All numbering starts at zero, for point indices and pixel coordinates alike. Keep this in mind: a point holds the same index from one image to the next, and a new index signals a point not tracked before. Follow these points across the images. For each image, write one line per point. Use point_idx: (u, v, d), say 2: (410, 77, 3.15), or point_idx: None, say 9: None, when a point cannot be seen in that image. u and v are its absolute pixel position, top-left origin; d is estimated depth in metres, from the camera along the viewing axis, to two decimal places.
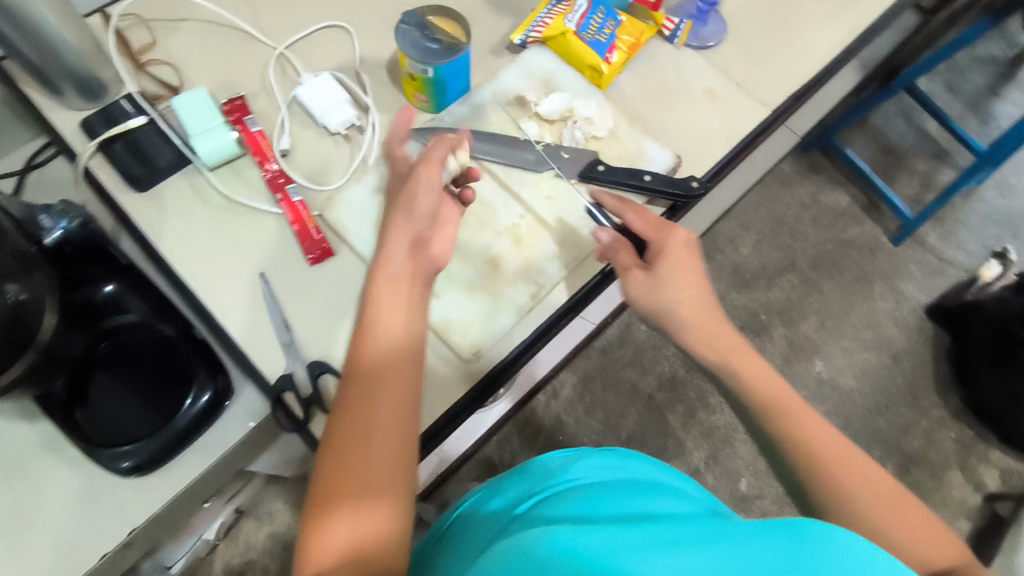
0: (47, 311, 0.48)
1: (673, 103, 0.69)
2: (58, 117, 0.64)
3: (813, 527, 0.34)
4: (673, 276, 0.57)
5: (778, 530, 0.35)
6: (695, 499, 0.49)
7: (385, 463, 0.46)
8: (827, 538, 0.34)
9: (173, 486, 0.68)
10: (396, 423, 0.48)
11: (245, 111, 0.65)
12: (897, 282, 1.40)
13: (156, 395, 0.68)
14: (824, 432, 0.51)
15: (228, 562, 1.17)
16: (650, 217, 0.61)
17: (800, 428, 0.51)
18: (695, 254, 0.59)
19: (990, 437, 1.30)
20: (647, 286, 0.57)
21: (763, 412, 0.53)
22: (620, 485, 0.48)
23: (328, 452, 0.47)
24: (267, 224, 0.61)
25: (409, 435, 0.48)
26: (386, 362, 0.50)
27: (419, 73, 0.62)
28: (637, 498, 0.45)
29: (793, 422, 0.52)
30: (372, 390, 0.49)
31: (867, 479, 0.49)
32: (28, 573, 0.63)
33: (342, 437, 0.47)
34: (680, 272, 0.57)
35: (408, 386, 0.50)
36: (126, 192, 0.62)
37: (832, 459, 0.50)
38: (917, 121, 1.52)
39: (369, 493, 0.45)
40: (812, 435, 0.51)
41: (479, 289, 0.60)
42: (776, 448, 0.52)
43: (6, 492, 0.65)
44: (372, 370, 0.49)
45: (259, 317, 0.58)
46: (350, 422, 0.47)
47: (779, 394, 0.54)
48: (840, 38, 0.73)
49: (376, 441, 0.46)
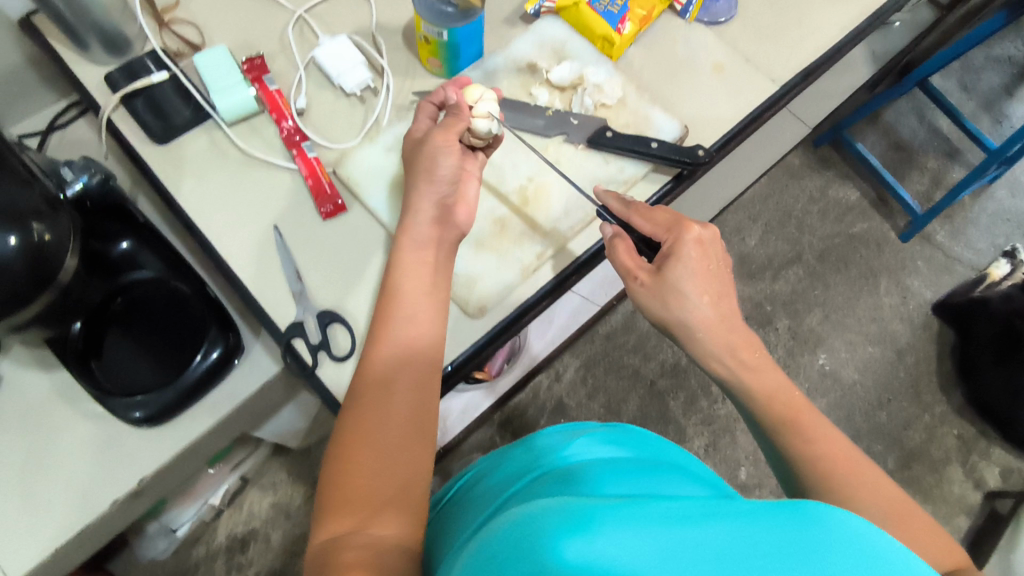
0: (68, 252, 0.50)
1: (682, 77, 0.70)
2: (84, 73, 0.66)
3: (813, 505, 0.28)
4: (682, 278, 0.54)
5: (778, 511, 0.29)
6: (708, 480, 0.50)
7: (397, 450, 0.48)
8: (827, 518, 0.28)
9: (181, 440, 0.69)
10: (409, 412, 0.50)
11: (264, 71, 0.66)
12: (903, 277, 1.40)
13: (167, 352, 0.69)
14: (829, 437, 0.51)
15: (232, 530, 1.19)
16: (659, 218, 0.58)
17: (798, 432, 0.51)
18: (706, 255, 0.56)
19: (992, 434, 1.29)
20: (653, 288, 0.55)
21: (764, 415, 0.53)
22: (624, 465, 0.46)
23: (340, 441, 0.48)
24: (282, 179, 0.63)
25: (421, 423, 0.50)
26: (399, 350, 0.52)
27: (434, 36, 0.63)
28: (640, 481, 0.43)
29: (791, 428, 0.52)
30: (386, 379, 0.51)
31: (866, 482, 0.48)
32: (41, 514, 0.65)
33: (354, 425, 0.48)
34: (689, 276, 0.54)
35: (420, 374, 0.52)
36: (147, 146, 0.64)
37: (833, 462, 0.49)
38: (930, 118, 1.51)
39: (382, 485, 0.46)
40: (812, 440, 0.50)
41: (485, 247, 0.62)
42: (777, 451, 0.52)
43: (22, 436, 0.67)
44: (386, 360, 0.51)
45: (271, 268, 0.60)
46: (362, 411, 0.49)
47: (781, 396, 0.54)
48: (849, 19, 0.74)
49: (387, 429, 0.48)
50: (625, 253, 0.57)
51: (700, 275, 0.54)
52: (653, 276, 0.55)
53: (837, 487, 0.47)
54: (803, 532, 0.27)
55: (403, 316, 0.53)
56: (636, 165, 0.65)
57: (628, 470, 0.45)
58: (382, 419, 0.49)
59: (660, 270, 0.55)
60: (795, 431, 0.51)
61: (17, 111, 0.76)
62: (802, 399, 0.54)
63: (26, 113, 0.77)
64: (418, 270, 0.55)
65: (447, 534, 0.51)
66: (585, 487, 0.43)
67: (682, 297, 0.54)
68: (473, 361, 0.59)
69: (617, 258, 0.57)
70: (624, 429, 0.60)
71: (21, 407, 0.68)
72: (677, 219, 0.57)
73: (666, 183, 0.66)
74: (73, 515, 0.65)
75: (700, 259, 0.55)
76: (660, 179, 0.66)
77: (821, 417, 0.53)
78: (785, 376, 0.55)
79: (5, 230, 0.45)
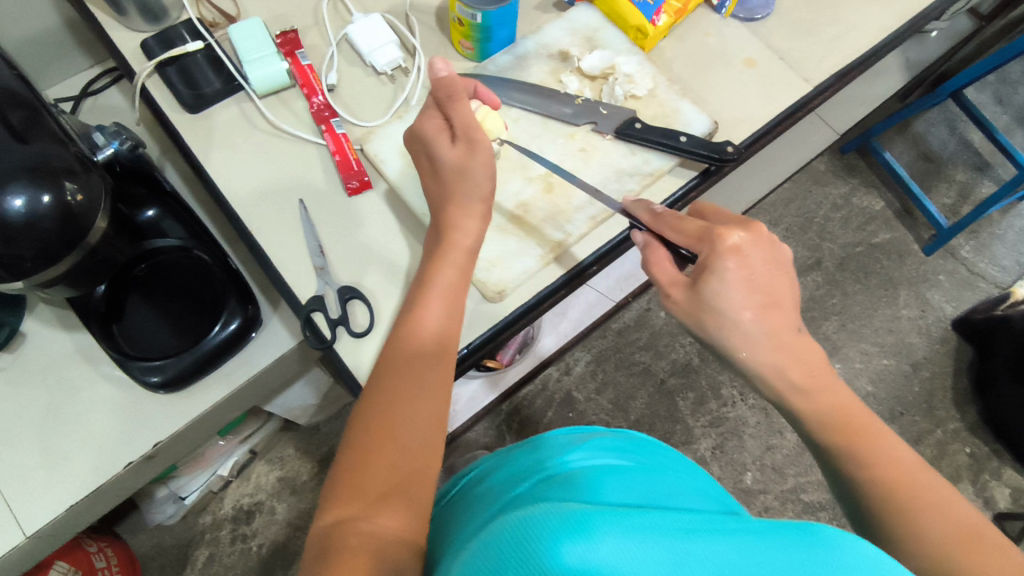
0: (98, 214, 0.50)
1: (713, 70, 0.70)
2: (119, 38, 0.67)
3: (827, 529, 0.30)
4: (717, 293, 0.53)
5: (789, 532, 0.31)
6: (715, 496, 0.50)
7: (414, 444, 0.48)
8: (840, 541, 0.30)
9: (197, 407, 0.71)
10: (430, 405, 0.50)
11: (297, 45, 0.67)
12: (923, 290, 1.39)
13: (187, 320, 0.70)
14: (893, 455, 0.50)
15: (238, 501, 1.21)
16: (689, 226, 0.56)
17: (861, 446, 0.51)
18: (745, 265, 0.53)
19: (1005, 454, 1.27)
20: (690, 303, 0.55)
21: (820, 432, 0.53)
22: (628, 473, 0.46)
23: (360, 430, 0.49)
24: (310, 153, 0.64)
25: (438, 420, 0.51)
26: (422, 335, 0.53)
27: (468, 18, 0.63)
28: (647, 491, 0.43)
29: (852, 445, 0.51)
30: (410, 373, 0.51)
31: (932, 502, 0.47)
32: (55, 471, 0.66)
33: (375, 416, 0.49)
34: (725, 291, 0.53)
35: (441, 367, 0.52)
36: (179, 114, 0.65)
37: (896, 482, 0.48)
38: (961, 130, 1.48)
39: (394, 474, 0.46)
40: (873, 456, 0.50)
41: (507, 231, 0.62)
42: (835, 469, 0.52)
43: (43, 393, 0.69)
44: (412, 353, 0.52)
45: (294, 241, 0.60)
46: (383, 404, 0.49)
47: (834, 411, 0.53)
48: (889, 21, 0.73)
49: (409, 424, 0.49)
50: (662, 268, 0.57)
51: (740, 287, 0.53)
52: (688, 292, 0.55)
53: (902, 507, 0.47)
54: (813, 551, 0.29)
55: (426, 310, 0.53)
56: (662, 158, 0.65)
57: (633, 478, 0.45)
58: (402, 406, 0.49)
59: (696, 285, 0.54)
60: (852, 446, 0.51)
61: (52, 74, 0.77)
62: (861, 414, 0.53)
63: (60, 77, 0.78)
64: (443, 259, 0.56)
65: (451, 529, 0.51)
66: (589, 493, 0.43)
67: (719, 310, 0.53)
68: (488, 345, 0.59)
69: (654, 271, 0.58)
70: (631, 437, 0.59)
71: (42, 363, 0.70)
72: (708, 228, 0.54)
73: (692, 179, 0.65)
74: (89, 473, 0.67)
75: (747, 278, 0.53)
76: (686, 174, 0.66)
77: (873, 422, 0.53)
78: (836, 387, 0.54)
79: (38, 187, 0.46)
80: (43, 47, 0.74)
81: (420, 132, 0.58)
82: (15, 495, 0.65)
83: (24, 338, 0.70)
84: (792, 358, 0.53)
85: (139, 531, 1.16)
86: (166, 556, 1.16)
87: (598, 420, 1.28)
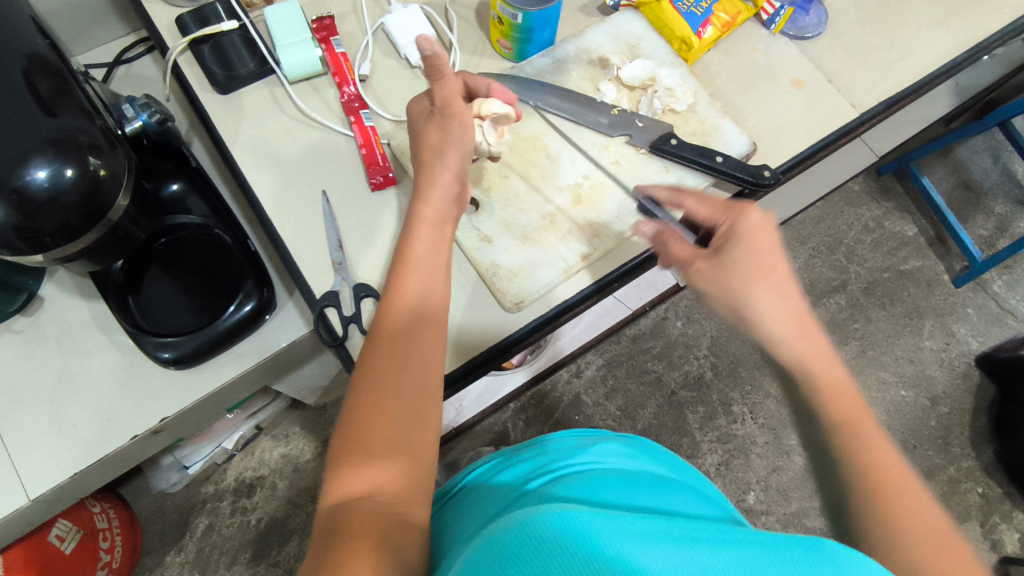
0: (121, 190, 0.50)
1: (757, 87, 0.68)
2: (157, 13, 0.67)
3: (832, 546, 0.31)
4: (743, 258, 0.52)
5: (795, 545, 0.31)
6: (714, 500, 0.48)
7: (410, 441, 0.46)
8: (846, 559, 0.30)
9: (206, 384, 0.71)
10: (424, 389, 0.49)
11: (332, 32, 0.66)
12: (949, 322, 1.35)
13: (203, 296, 0.69)
14: (895, 458, 0.45)
15: (241, 473, 1.22)
16: (714, 202, 0.56)
17: (853, 429, 0.46)
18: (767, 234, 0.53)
19: (1018, 498, 1.23)
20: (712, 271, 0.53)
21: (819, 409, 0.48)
22: (635, 474, 0.45)
23: (354, 414, 0.47)
24: (337, 143, 0.64)
25: (433, 399, 0.49)
26: (415, 330, 0.51)
27: (509, 17, 0.62)
28: (651, 492, 0.42)
29: (849, 433, 0.46)
30: (400, 354, 0.50)
31: (915, 496, 0.43)
32: (60, 437, 0.66)
33: (371, 401, 0.47)
34: (752, 255, 0.52)
35: (432, 356, 0.51)
36: (208, 93, 0.65)
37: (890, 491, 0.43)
38: (1005, 161, 1.43)
39: (393, 457, 0.45)
40: (868, 445, 0.45)
41: (530, 241, 0.61)
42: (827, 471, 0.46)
43: (57, 359, 0.69)
44: (398, 334, 0.51)
45: (313, 232, 0.60)
46: (372, 402, 0.47)
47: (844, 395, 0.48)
48: (947, 48, 0.70)
49: (403, 421, 0.47)
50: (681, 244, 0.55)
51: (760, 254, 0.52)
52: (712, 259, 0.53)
53: (877, 503, 0.42)
54: (821, 567, 0.29)
55: (407, 287, 0.53)
56: (696, 177, 0.63)
57: (635, 477, 0.44)
58: (398, 393, 0.48)
59: (719, 251, 0.53)
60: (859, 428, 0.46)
61: (87, 39, 0.77)
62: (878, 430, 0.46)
63: (95, 43, 0.78)
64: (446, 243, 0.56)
65: (448, 531, 0.49)
66: (594, 491, 0.41)
67: (738, 288, 0.51)
68: (502, 355, 0.58)
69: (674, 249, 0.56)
70: (640, 441, 0.57)
71: (57, 329, 0.70)
72: (738, 204, 0.55)
73: None
74: (97, 443, 0.67)
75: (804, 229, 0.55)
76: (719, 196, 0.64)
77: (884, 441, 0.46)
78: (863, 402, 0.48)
79: (62, 161, 0.45)
80: (81, 14, 0.73)
81: (444, 119, 0.57)
82: (22, 457, 0.65)
83: (41, 304, 0.70)
84: (809, 330, 0.51)
85: (143, 494, 1.18)
86: (166, 521, 1.18)
87: (604, 425, 1.27)
